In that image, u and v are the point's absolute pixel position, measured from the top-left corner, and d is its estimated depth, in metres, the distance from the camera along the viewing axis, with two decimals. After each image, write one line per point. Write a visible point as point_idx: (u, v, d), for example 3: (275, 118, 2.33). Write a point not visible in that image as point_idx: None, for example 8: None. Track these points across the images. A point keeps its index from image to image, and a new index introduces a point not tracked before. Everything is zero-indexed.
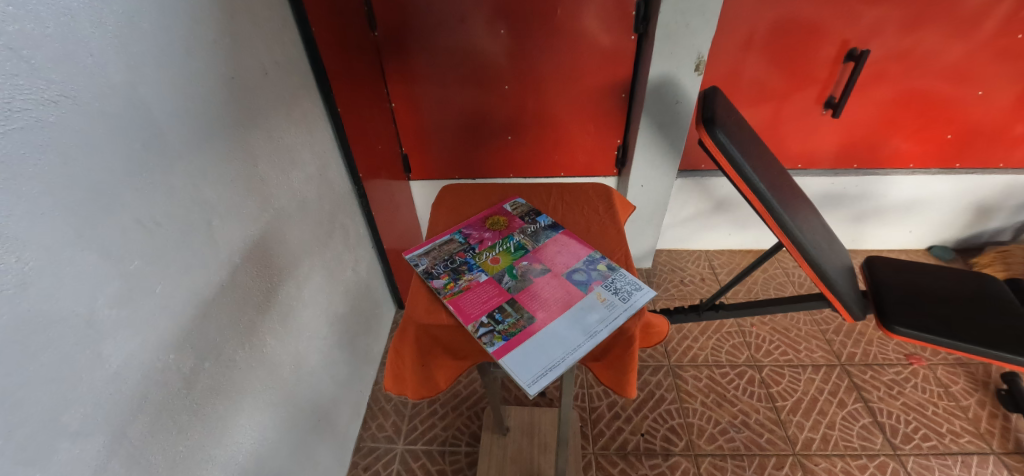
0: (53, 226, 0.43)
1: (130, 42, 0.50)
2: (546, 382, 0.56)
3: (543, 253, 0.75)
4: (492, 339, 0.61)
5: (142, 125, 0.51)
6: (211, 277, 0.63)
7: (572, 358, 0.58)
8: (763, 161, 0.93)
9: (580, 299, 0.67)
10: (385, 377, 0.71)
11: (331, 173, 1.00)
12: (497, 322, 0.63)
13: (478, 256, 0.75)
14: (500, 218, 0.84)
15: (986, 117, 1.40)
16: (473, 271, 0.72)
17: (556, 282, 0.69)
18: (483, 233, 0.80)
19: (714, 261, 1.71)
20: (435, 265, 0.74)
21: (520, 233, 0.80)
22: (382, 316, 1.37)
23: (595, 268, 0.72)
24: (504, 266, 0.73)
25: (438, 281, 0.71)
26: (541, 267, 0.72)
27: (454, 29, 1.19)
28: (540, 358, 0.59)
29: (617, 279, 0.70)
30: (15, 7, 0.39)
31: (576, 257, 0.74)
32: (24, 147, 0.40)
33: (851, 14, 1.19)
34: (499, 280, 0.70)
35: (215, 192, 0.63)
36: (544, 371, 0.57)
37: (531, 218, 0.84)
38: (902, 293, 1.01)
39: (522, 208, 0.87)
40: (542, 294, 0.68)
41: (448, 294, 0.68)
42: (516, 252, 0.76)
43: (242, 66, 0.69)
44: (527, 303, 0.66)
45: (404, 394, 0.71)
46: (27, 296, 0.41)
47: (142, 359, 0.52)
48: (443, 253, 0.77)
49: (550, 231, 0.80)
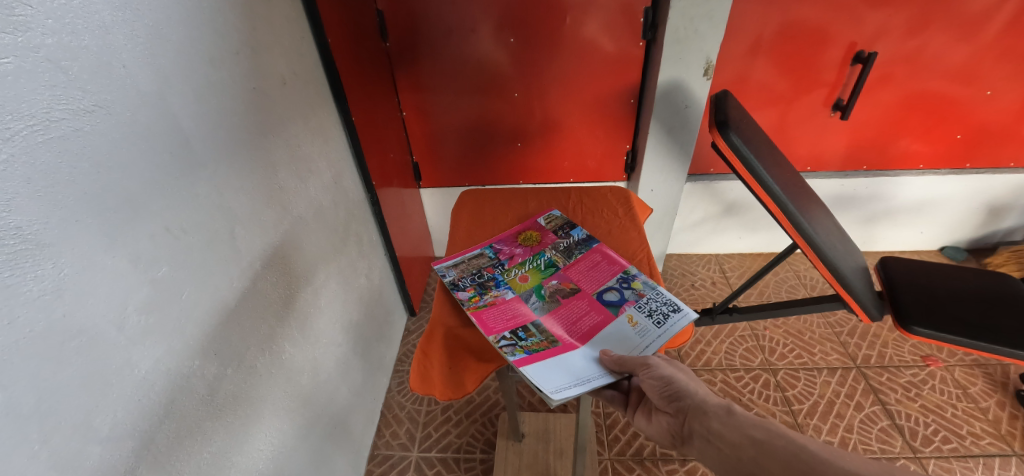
0: (86, 233, 0.43)
1: (159, 54, 0.51)
2: (567, 395, 0.54)
3: (574, 272, 0.74)
4: (513, 351, 0.60)
5: (169, 135, 0.52)
6: (234, 284, 0.64)
7: (596, 382, 0.56)
8: (777, 163, 0.93)
9: (611, 322, 0.64)
10: (408, 380, 0.65)
11: (346, 181, 1.01)
12: (520, 338, 0.62)
13: (507, 272, 0.75)
14: (533, 232, 0.84)
15: (996, 116, 1.40)
16: (500, 288, 0.72)
17: (586, 304, 0.68)
18: (514, 249, 0.80)
19: (725, 265, 1.70)
20: (462, 278, 0.75)
21: (552, 249, 0.80)
22: (395, 323, 1.37)
23: (629, 287, 0.69)
24: (533, 284, 0.72)
25: (464, 294, 0.72)
26: (571, 287, 0.71)
27: (464, 39, 1.20)
28: (561, 376, 0.57)
29: (652, 299, 0.67)
30: (53, 19, 0.40)
31: (611, 276, 0.72)
32: (62, 156, 0.41)
33: (858, 17, 1.20)
34: (526, 299, 0.70)
35: (237, 199, 0.64)
36: (566, 384, 0.55)
37: (565, 232, 0.83)
38: (918, 292, 1.01)
39: (557, 221, 0.86)
40: (570, 317, 0.66)
41: (471, 307, 0.69)
42: (546, 270, 0.75)
43: (263, 77, 0.71)
44: (554, 326, 0.64)
45: (432, 397, 0.64)
46: (62, 302, 0.42)
47: (168, 366, 0.53)
48: (472, 267, 0.77)
49: (584, 246, 0.79)
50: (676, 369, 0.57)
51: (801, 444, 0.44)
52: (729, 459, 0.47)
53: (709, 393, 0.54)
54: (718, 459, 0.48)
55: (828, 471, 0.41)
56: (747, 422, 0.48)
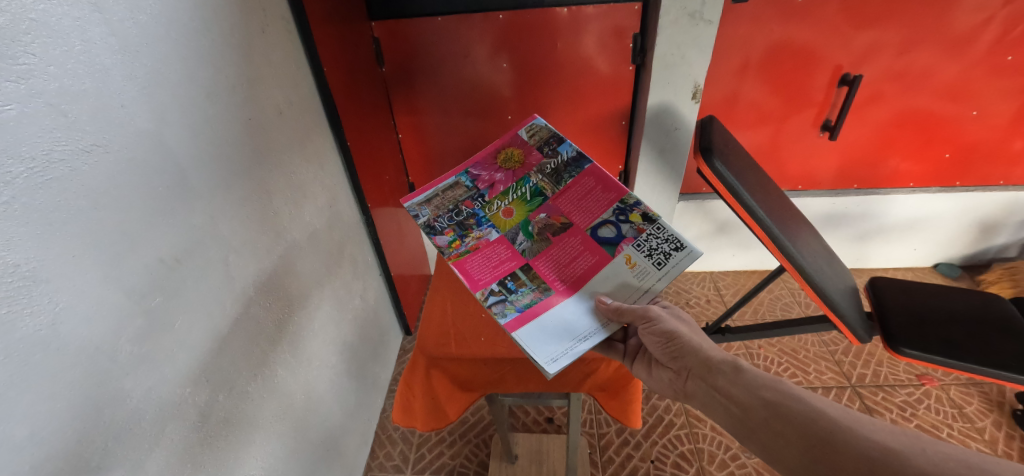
0: (81, 267, 0.45)
1: (157, 92, 0.53)
2: (562, 363, 0.59)
3: (564, 203, 0.74)
4: (504, 310, 0.65)
5: (165, 169, 0.54)
6: (226, 312, 0.65)
7: (591, 340, 0.62)
8: (762, 187, 0.95)
9: (606, 264, 0.69)
10: (394, 409, 0.81)
11: (341, 204, 1.03)
12: (510, 291, 0.67)
13: (488, 206, 0.75)
14: (516, 151, 0.80)
15: (983, 135, 1.42)
16: (482, 227, 0.73)
17: (579, 242, 0.71)
18: (494, 174, 0.78)
19: (719, 283, 1.71)
20: (438, 216, 0.74)
21: (538, 173, 0.77)
22: (390, 343, 1.37)
23: (626, 220, 0.71)
24: (518, 221, 0.73)
25: (443, 238, 0.72)
26: (562, 223, 0.72)
27: (458, 64, 1.23)
28: (554, 339, 0.62)
29: (652, 235, 0.69)
30: (55, 66, 0.42)
31: (606, 206, 0.73)
32: (60, 195, 0.43)
33: (843, 41, 1.23)
34: (513, 240, 0.72)
35: (231, 228, 0.66)
36: (559, 354, 0.60)
37: (551, 149, 0.79)
38: (907, 313, 1.02)
39: (541, 133, 0.81)
40: (563, 259, 0.70)
41: (453, 256, 0.70)
42: (533, 201, 0.75)
43: (259, 108, 0.73)
44: (544, 272, 0.69)
45: (412, 425, 0.81)
46: (57, 336, 0.43)
47: (161, 393, 0.54)
48: (448, 201, 0.75)
49: (574, 168, 0.77)
50: (679, 324, 0.64)
51: (815, 407, 0.50)
52: (740, 416, 0.53)
53: (714, 348, 0.61)
54: (725, 411, 0.55)
55: (842, 436, 0.46)
56: (756, 382, 0.55)
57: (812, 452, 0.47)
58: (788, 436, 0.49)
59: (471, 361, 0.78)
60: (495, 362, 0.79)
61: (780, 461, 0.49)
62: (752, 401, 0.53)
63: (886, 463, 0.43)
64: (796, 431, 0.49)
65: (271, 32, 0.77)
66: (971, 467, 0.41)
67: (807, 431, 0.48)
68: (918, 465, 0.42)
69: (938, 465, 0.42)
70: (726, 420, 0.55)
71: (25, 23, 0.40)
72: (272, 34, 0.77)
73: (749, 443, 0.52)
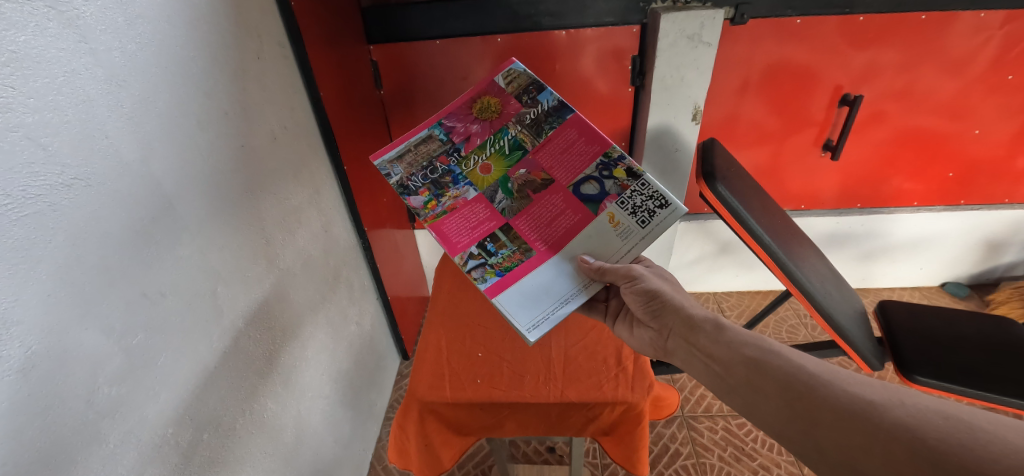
0: (56, 306, 0.43)
1: (145, 121, 0.52)
2: (540, 332, 0.66)
3: (544, 158, 0.76)
4: (484, 275, 0.70)
5: (151, 200, 0.52)
6: (213, 346, 0.63)
7: (569, 306, 0.68)
8: (766, 211, 0.93)
9: (589, 222, 0.72)
10: (391, 452, 0.80)
11: (337, 228, 1.01)
12: (490, 255, 0.71)
13: (464, 161, 0.76)
14: (493, 100, 0.79)
15: (986, 153, 1.41)
16: (459, 185, 0.75)
17: (561, 199, 0.74)
18: (470, 126, 0.78)
19: (723, 304, 1.68)
20: (411, 175, 0.75)
21: (517, 123, 0.78)
22: (386, 369, 1.34)
23: (610, 176, 0.73)
24: (496, 178, 0.75)
25: (417, 199, 0.73)
26: (543, 178, 0.75)
27: (457, 85, 1.23)
28: (535, 305, 0.68)
29: (636, 192, 0.71)
30: (36, 98, 0.41)
31: (589, 161, 0.74)
32: (35, 233, 0.41)
33: (843, 62, 1.22)
34: (492, 198, 0.74)
35: (222, 258, 0.64)
36: (538, 321, 0.67)
37: (530, 97, 0.79)
38: (920, 340, 0.99)
39: (519, 79, 0.80)
40: (544, 217, 0.74)
41: (429, 218, 0.73)
42: (511, 155, 0.76)
43: (252, 135, 0.72)
44: (525, 232, 0.73)
45: (408, 467, 0.80)
46: (28, 381, 0.41)
47: (139, 436, 0.52)
48: (421, 157, 0.76)
49: (555, 118, 0.77)
50: (664, 285, 0.69)
51: (793, 362, 0.52)
52: (719, 371, 0.57)
53: (698, 309, 0.65)
54: (704, 363, 0.59)
55: (819, 390, 0.48)
56: (736, 339, 0.57)
57: (790, 405, 0.49)
58: (766, 390, 0.51)
59: (466, 406, 0.77)
60: (492, 408, 0.77)
61: (758, 414, 0.51)
62: (733, 357, 0.56)
63: (864, 415, 0.44)
64: (774, 387, 0.51)
65: (267, 57, 0.76)
66: (948, 416, 0.41)
67: (785, 385, 0.50)
68: (896, 417, 0.43)
69: (917, 416, 0.42)
70: (704, 372, 0.59)
71: (6, 55, 0.38)
72: (268, 59, 0.76)
73: (729, 398, 0.55)
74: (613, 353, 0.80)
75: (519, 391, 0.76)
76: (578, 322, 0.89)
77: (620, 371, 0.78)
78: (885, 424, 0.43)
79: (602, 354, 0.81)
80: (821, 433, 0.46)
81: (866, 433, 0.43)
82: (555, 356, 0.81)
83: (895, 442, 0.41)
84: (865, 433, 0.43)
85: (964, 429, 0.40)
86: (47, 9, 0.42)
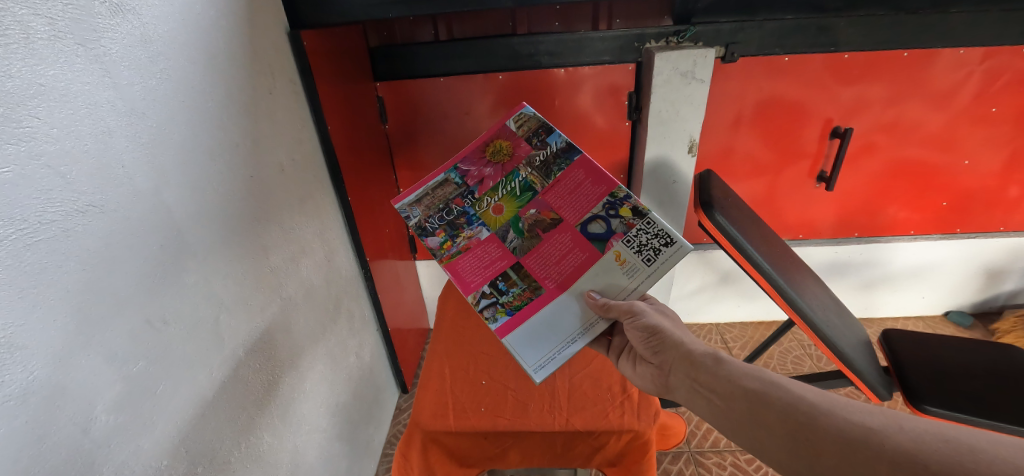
0: (59, 331, 0.43)
1: (160, 153, 0.53)
2: (546, 373, 0.67)
3: (552, 198, 0.77)
4: (495, 313, 0.72)
5: (162, 228, 0.53)
6: (213, 374, 0.62)
7: (574, 348, 0.69)
8: (765, 240, 0.95)
9: (596, 261, 0.73)
10: None
11: (339, 258, 1.02)
12: (501, 294, 0.73)
13: (478, 203, 0.79)
14: (504, 144, 0.81)
15: (978, 183, 1.43)
16: (473, 226, 0.78)
17: (569, 238, 0.75)
18: (483, 169, 0.80)
19: (726, 335, 1.66)
20: (429, 217, 0.78)
21: (527, 165, 0.80)
22: (385, 402, 1.32)
23: (617, 214, 0.74)
24: (508, 218, 0.77)
25: (434, 239, 0.77)
26: (552, 218, 0.76)
27: (459, 120, 1.27)
28: (542, 345, 0.69)
29: (642, 231, 0.72)
30: (59, 128, 0.42)
31: (596, 199, 0.75)
32: (47, 257, 0.42)
33: (832, 96, 1.26)
34: (504, 238, 0.76)
35: (226, 286, 0.64)
36: (544, 362, 0.68)
37: (540, 140, 0.81)
38: (926, 369, 0.98)
39: (529, 122, 0.82)
40: (552, 256, 0.74)
41: (445, 257, 0.76)
42: (522, 196, 0.78)
43: (262, 166, 0.74)
44: (534, 271, 0.74)
45: None
46: (27, 408, 0.40)
47: (135, 467, 0.50)
48: (438, 200, 0.79)
49: (563, 159, 0.79)
50: (662, 319, 0.68)
51: (793, 393, 0.52)
52: (721, 406, 0.55)
53: (699, 345, 0.64)
54: (709, 402, 0.57)
55: (824, 423, 0.47)
56: (737, 372, 0.57)
57: (794, 438, 0.48)
58: (768, 424, 0.50)
59: (470, 435, 0.75)
60: (496, 437, 0.76)
61: (761, 448, 0.50)
62: (738, 394, 0.55)
63: (866, 444, 0.44)
64: (778, 420, 0.50)
65: (279, 93, 0.79)
66: (950, 440, 0.41)
67: (787, 418, 0.49)
68: (897, 443, 0.43)
69: (918, 441, 0.42)
70: (708, 410, 0.57)
71: (33, 88, 0.40)
72: (280, 95, 0.79)
73: (733, 433, 0.54)
74: (618, 381, 0.79)
75: (523, 419, 0.75)
76: (582, 351, 0.88)
77: (625, 399, 0.76)
78: (887, 451, 0.42)
79: (606, 381, 0.80)
80: (826, 465, 0.45)
81: (868, 461, 0.43)
82: (560, 384, 0.80)
83: (897, 469, 0.41)
84: (869, 461, 0.43)
85: (965, 452, 0.40)
86: (76, 46, 0.44)
